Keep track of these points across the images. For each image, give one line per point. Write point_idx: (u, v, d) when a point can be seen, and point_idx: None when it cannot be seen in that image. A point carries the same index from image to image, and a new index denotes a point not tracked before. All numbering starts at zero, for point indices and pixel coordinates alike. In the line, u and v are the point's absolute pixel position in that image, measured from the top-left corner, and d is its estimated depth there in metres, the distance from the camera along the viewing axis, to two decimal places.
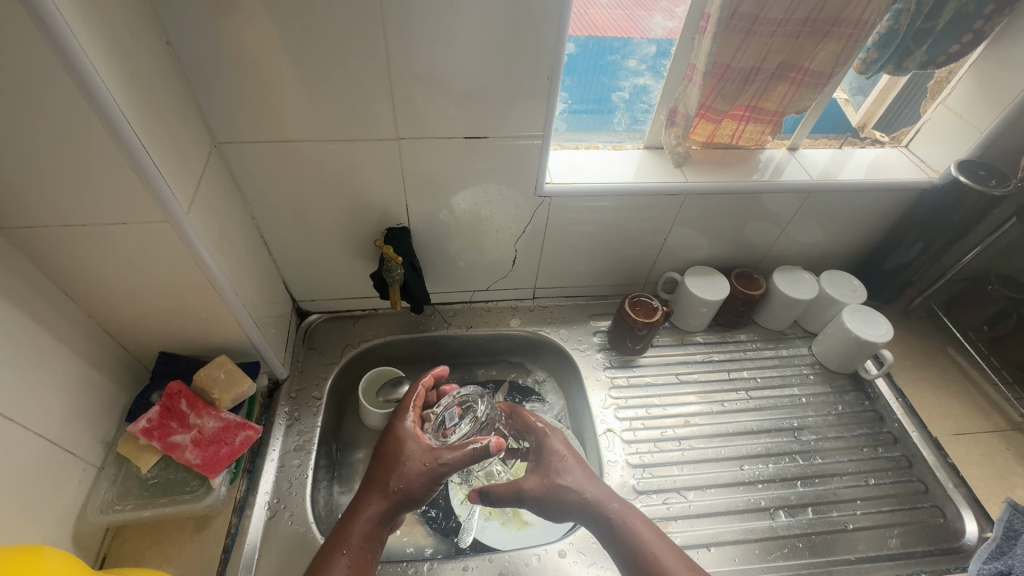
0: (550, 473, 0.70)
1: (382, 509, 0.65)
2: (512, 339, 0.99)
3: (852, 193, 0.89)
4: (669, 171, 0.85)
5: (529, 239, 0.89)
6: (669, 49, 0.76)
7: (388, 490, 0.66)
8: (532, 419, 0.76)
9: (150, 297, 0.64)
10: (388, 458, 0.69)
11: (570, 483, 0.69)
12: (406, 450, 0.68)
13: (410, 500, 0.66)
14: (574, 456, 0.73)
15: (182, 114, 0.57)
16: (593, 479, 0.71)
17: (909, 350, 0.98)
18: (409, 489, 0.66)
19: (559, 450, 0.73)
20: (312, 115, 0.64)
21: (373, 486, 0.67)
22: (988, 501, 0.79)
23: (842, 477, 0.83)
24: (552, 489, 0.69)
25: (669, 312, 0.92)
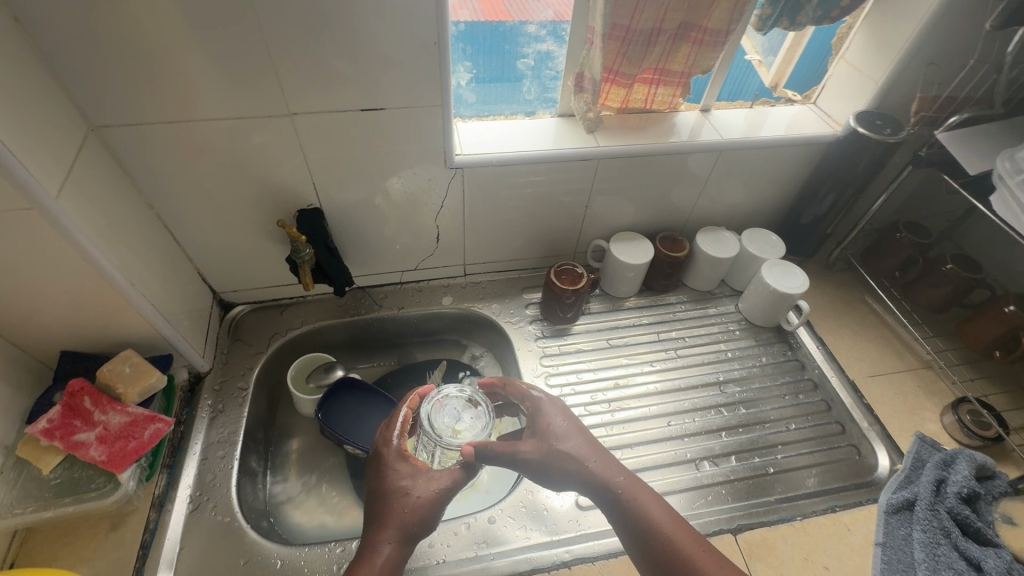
0: (548, 439, 0.67)
1: (397, 549, 0.60)
2: (446, 317, 0.99)
3: (764, 150, 0.91)
4: (582, 138, 0.85)
5: (450, 215, 0.88)
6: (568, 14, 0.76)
7: (401, 527, 0.61)
8: (525, 388, 0.72)
9: (34, 292, 0.62)
10: (392, 491, 0.63)
11: (571, 452, 0.66)
12: (408, 479, 0.64)
13: (424, 529, 0.62)
14: (576, 425, 0.69)
15: (42, 95, 0.55)
16: (600, 452, 0.67)
17: (830, 300, 1.01)
18: (422, 520, 0.62)
19: (563, 421, 0.69)
20: (194, 92, 0.62)
21: (383, 525, 0.61)
22: (898, 435, 0.83)
23: (763, 424, 0.86)
24: (552, 455, 0.66)
25: (594, 278, 0.93)
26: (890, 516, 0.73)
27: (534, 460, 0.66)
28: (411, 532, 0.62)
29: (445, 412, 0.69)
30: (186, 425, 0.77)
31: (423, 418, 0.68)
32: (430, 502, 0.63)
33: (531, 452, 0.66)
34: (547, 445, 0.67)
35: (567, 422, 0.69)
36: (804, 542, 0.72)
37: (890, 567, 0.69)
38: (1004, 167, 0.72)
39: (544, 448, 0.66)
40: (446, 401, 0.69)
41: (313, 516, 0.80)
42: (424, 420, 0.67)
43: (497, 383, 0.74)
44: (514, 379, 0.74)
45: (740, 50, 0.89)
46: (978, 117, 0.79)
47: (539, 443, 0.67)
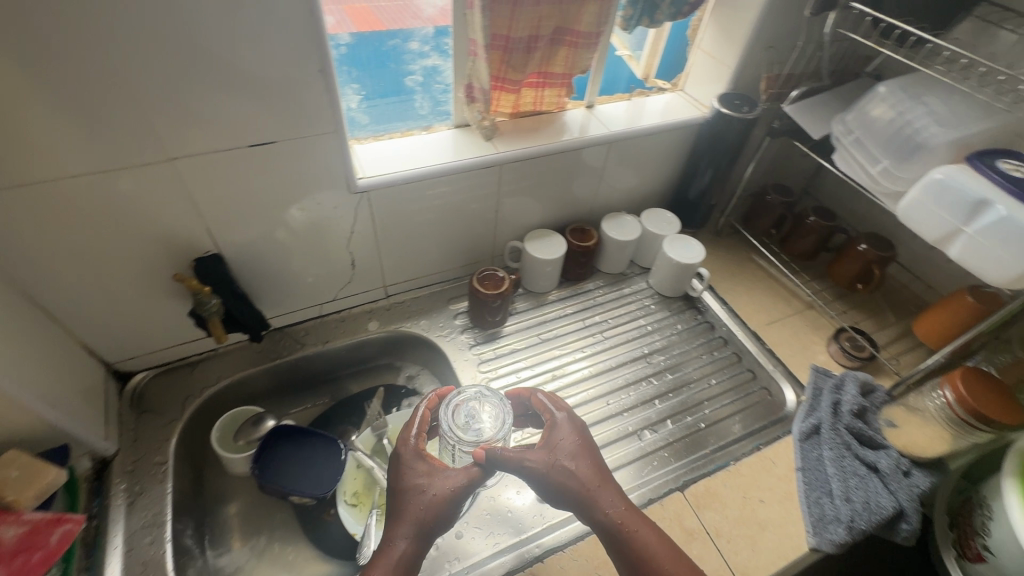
0: (556, 454, 0.66)
1: (412, 545, 0.61)
2: (374, 343, 0.97)
3: (647, 137, 0.99)
4: (480, 146, 0.87)
5: (361, 239, 0.86)
6: (447, 29, 0.78)
7: (420, 522, 0.62)
8: (552, 405, 0.72)
9: None
10: (409, 488, 0.64)
11: (577, 474, 0.65)
12: (424, 477, 0.65)
13: (439, 528, 0.63)
14: (587, 445, 0.69)
15: None
16: (606, 482, 0.66)
17: (725, 263, 1.12)
18: (439, 515, 0.63)
19: (577, 441, 0.68)
20: (47, 150, 0.55)
21: (400, 520, 0.62)
22: (798, 370, 0.95)
23: (688, 385, 0.94)
24: (558, 471, 0.65)
25: (516, 279, 0.95)
26: (804, 443, 0.84)
27: (541, 473, 0.65)
28: (427, 528, 0.62)
29: (461, 412, 0.71)
30: (100, 518, 0.69)
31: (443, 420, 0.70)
32: (447, 497, 0.64)
33: (536, 463, 0.65)
34: (554, 459, 0.66)
35: (581, 441, 0.68)
36: (739, 483, 0.80)
37: (812, 486, 0.79)
38: (839, 130, 0.85)
39: (552, 462, 0.66)
40: (463, 401, 0.72)
41: None
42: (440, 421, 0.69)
43: (523, 393, 0.76)
44: (541, 391, 0.75)
45: (611, 48, 0.97)
46: (812, 89, 0.92)
47: (547, 452, 0.66)
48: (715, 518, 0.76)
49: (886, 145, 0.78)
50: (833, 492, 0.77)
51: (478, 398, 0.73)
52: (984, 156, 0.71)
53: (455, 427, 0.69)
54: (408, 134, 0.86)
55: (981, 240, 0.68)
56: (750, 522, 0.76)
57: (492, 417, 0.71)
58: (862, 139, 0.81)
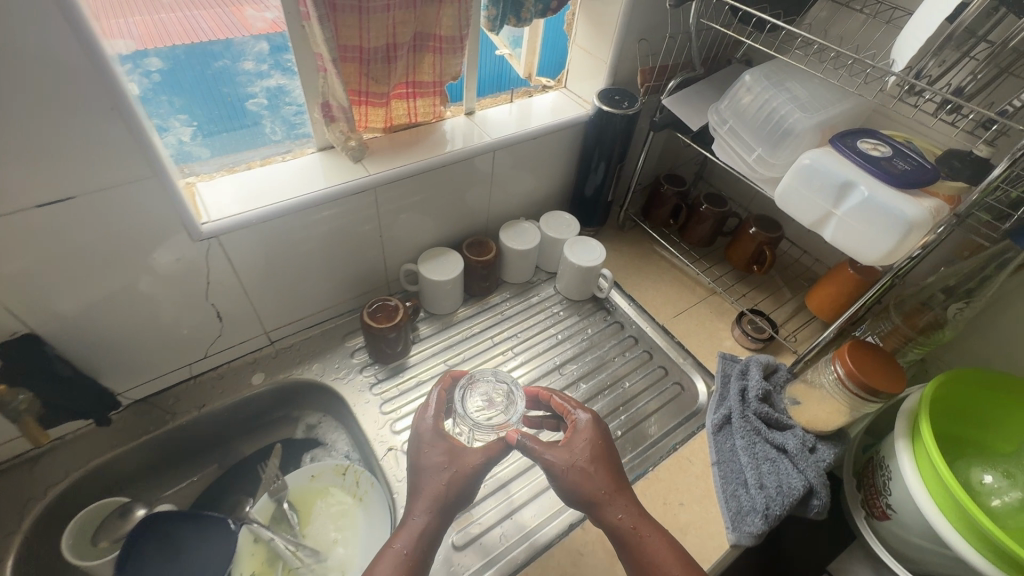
0: (573, 454, 0.69)
1: (432, 521, 0.65)
2: (262, 397, 0.86)
3: (531, 141, 0.95)
4: (348, 169, 0.79)
5: (224, 289, 0.76)
6: (284, 43, 0.69)
7: (444, 491, 0.67)
8: (578, 408, 0.75)
9: None
10: (430, 468, 0.69)
11: (593, 475, 0.68)
12: (445, 456, 0.69)
13: (459, 502, 0.68)
14: (607, 449, 0.71)
15: None
16: (621, 489, 0.68)
17: (631, 258, 1.11)
18: (461, 491, 0.68)
19: (599, 445, 0.70)
20: None
21: (422, 498, 0.67)
22: (707, 361, 0.96)
23: (602, 391, 0.91)
24: (575, 471, 0.68)
25: (412, 307, 0.88)
26: (717, 436, 0.84)
27: (559, 470, 0.68)
28: (443, 505, 0.67)
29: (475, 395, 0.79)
30: None
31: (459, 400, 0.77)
32: (469, 476, 0.69)
33: (556, 458, 0.68)
34: (572, 458, 0.69)
35: (602, 446, 0.70)
36: (659, 489, 0.79)
37: (728, 479, 0.79)
38: (715, 120, 0.84)
39: (570, 460, 0.68)
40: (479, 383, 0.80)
41: None
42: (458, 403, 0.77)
43: (546, 393, 0.79)
44: (560, 395, 0.77)
45: (486, 42, 0.89)
46: (687, 79, 0.91)
47: (564, 450, 0.69)
48: None
49: (760, 133, 0.78)
50: (747, 481, 0.78)
51: (490, 382, 0.80)
52: (846, 137, 0.72)
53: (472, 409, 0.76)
54: (261, 164, 0.76)
55: (849, 221, 0.70)
56: (673, 529, 0.75)
57: (504, 400, 0.79)
58: (735, 128, 0.81)
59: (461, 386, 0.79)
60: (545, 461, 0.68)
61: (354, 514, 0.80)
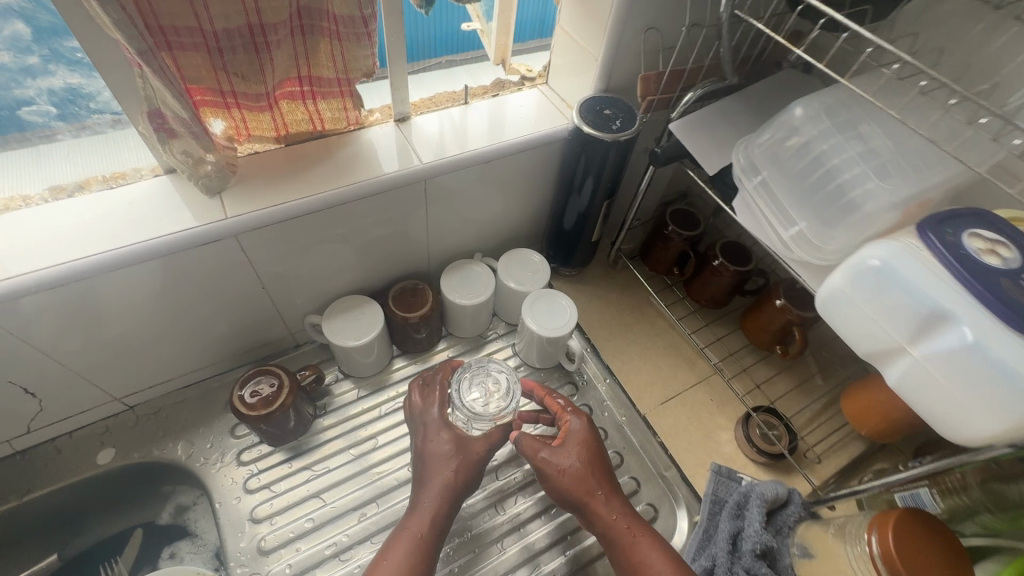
0: (569, 450, 0.65)
1: (441, 505, 0.62)
2: (114, 476, 0.68)
3: (483, 165, 0.69)
4: (194, 207, 0.56)
5: (26, 359, 0.56)
6: (56, 30, 0.49)
7: (452, 483, 0.64)
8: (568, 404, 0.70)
9: None
10: (436, 456, 0.65)
11: (588, 475, 0.63)
12: (451, 445, 0.65)
13: (467, 490, 0.65)
14: (601, 453, 0.66)
15: None
16: (614, 491, 0.63)
17: (617, 313, 0.87)
18: (469, 485, 0.65)
19: (594, 447, 0.66)
20: None
21: (428, 485, 0.63)
22: (695, 475, 0.72)
23: (551, 510, 0.71)
24: (570, 472, 0.63)
25: (296, 385, 0.66)
26: None
27: (551, 470, 0.63)
28: (455, 494, 0.64)
29: (472, 384, 0.70)
30: None
31: (456, 391, 0.68)
32: (473, 468, 0.65)
33: (553, 455, 0.64)
34: (568, 456, 0.64)
35: (598, 450, 0.66)
36: None
37: None
38: (740, 165, 0.56)
39: (568, 456, 0.64)
40: (474, 371, 0.71)
41: None
42: (454, 394, 0.68)
43: (542, 390, 0.72)
44: (558, 395, 0.72)
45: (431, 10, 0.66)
46: (710, 92, 0.62)
47: (561, 444, 0.65)
48: None
49: (802, 197, 0.52)
50: None
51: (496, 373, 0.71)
52: (943, 225, 0.44)
53: (471, 400, 0.68)
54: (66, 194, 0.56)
55: (928, 367, 0.44)
56: None
57: (502, 392, 0.69)
58: (770, 184, 0.54)
59: (457, 375, 0.70)
60: (540, 459, 0.64)
61: None
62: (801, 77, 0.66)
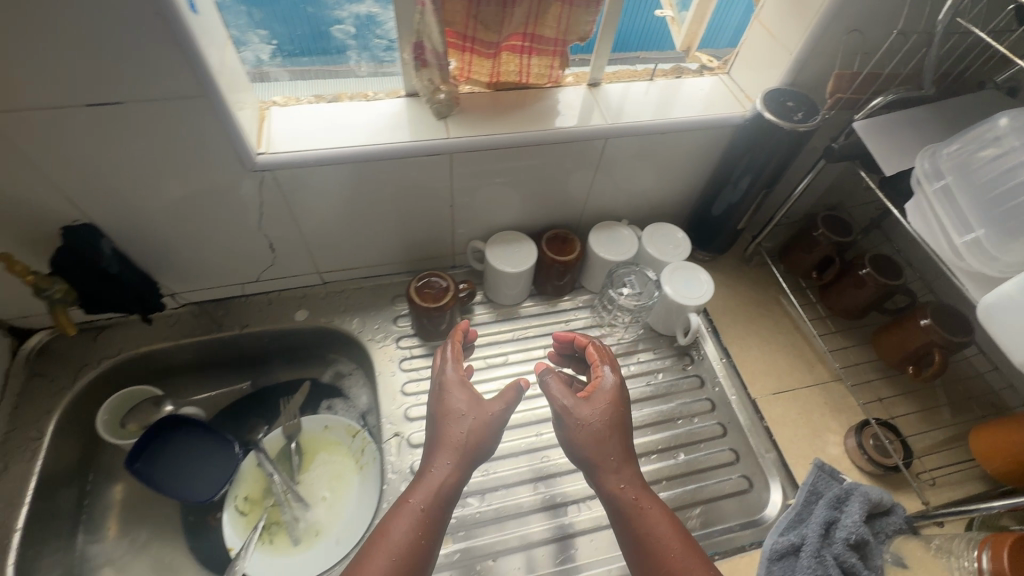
0: (594, 409, 0.62)
1: (451, 472, 0.58)
2: (301, 334, 0.85)
3: (662, 136, 0.76)
4: (425, 126, 0.68)
5: (275, 221, 0.71)
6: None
7: (460, 451, 0.59)
8: (610, 355, 0.68)
9: None
10: (450, 415, 0.61)
11: (607, 437, 0.61)
12: (465, 406, 0.61)
13: (476, 457, 0.60)
14: (627, 418, 0.63)
15: None
16: (630, 458, 0.61)
17: (741, 305, 0.90)
18: (482, 450, 0.61)
19: (617, 410, 0.63)
20: None
21: (433, 450, 0.60)
22: (795, 464, 0.75)
23: (650, 456, 0.77)
24: (589, 431, 0.61)
25: (463, 291, 0.78)
26: (773, 564, 0.65)
27: (569, 422, 0.62)
28: (467, 458, 0.60)
29: (624, 275, 0.83)
30: None
31: (612, 277, 0.83)
32: (486, 427, 0.61)
33: (573, 409, 0.62)
34: (589, 414, 0.62)
35: (623, 413, 0.63)
36: None
37: None
38: (924, 169, 0.59)
39: (590, 412, 0.62)
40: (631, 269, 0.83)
41: None
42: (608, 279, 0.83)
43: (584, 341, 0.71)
44: (599, 345, 0.70)
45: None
46: (903, 99, 0.65)
47: (587, 402, 0.62)
48: None
49: (985, 204, 0.53)
50: None
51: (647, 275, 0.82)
52: None
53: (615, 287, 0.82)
54: (311, 101, 0.68)
55: None
56: None
57: (639, 294, 0.82)
58: (953, 190, 0.56)
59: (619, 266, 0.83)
60: (560, 408, 0.62)
61: (351, 480, 0.80)
62: (1004, 99, 0.65)
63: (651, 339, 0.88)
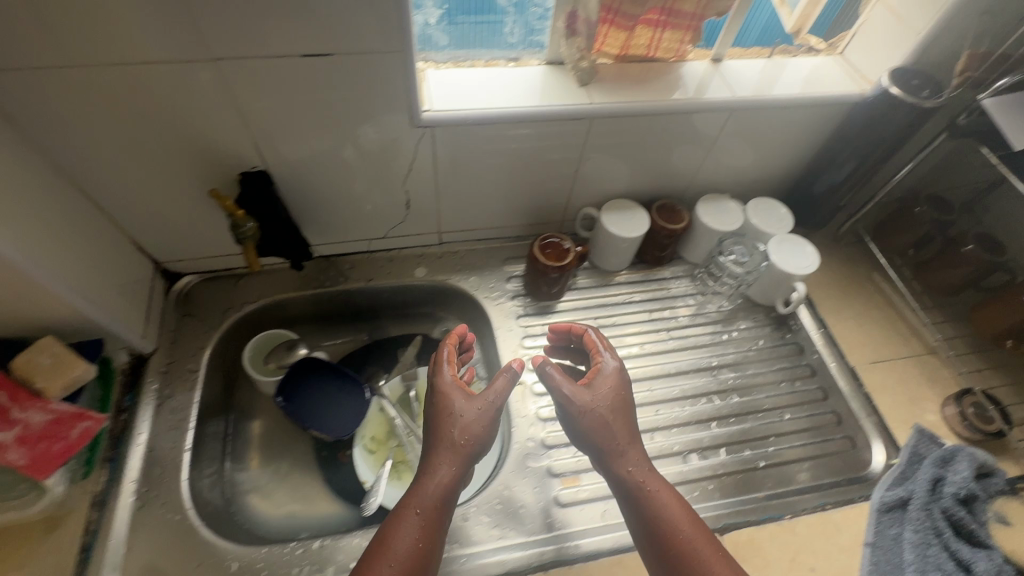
0: (594, 397, 0.65)
1: (453, 470, 0.61)
2: (419, 290, 0.90)
3: (784, 111, 0.79)
4: (569, 93, 0.73)
5: (420, 178, 0.76)
6: None
7: (461, 449, 0.61)
8: (605, 343, 0.70)
9: None
10: (453, 413, 0.63)
11: (609, 421, 0.64)
12: (461, 403, 0.63)
13: (473, 452, 0.62)
14: (628, 403, 0.66)
15: None
16: (634, 440, 0.64)
17: (835, 280, 0.94)
18: (478, 447, 0.63)
19: (616, 394, 0.66)
20: (102, 41, 0.51)
21: (434, 448, 0.62)
22: (897, 427, 0.79)
23: (758, 414, 0.81)
24: (593, 417, 0.64)
25: (583, 253, 0.83)
26: (882, 515, 0.70)
27: (572, 409, 0.64)
28: (467, 455, 0.62)
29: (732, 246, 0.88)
30: (129, 414, 0.71)
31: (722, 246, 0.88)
32: (482, 424, 0.63)
33: (574, 397, 0.64)
34: (591, 402, 0.64)
35: (623, 397, 0.66)
36: (791, 541, 0.69)
37: (880, 569, 0.66)
38: None
39: (589, 401, 0.64)
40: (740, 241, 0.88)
41: (279, 506, 0.76)
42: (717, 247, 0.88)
43: (578, 329, 0.74)
44: (595, 331, 0.72)
45: None
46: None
47: (586, 392, 0.65)
48: None
49: None
50: None
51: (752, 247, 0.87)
52: None
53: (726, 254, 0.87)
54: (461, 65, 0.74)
55: None
56: None
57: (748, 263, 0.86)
58: None
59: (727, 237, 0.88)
60: (563, 397, 0.64)
61: None
62: None
63: (750, 309, 0.92)
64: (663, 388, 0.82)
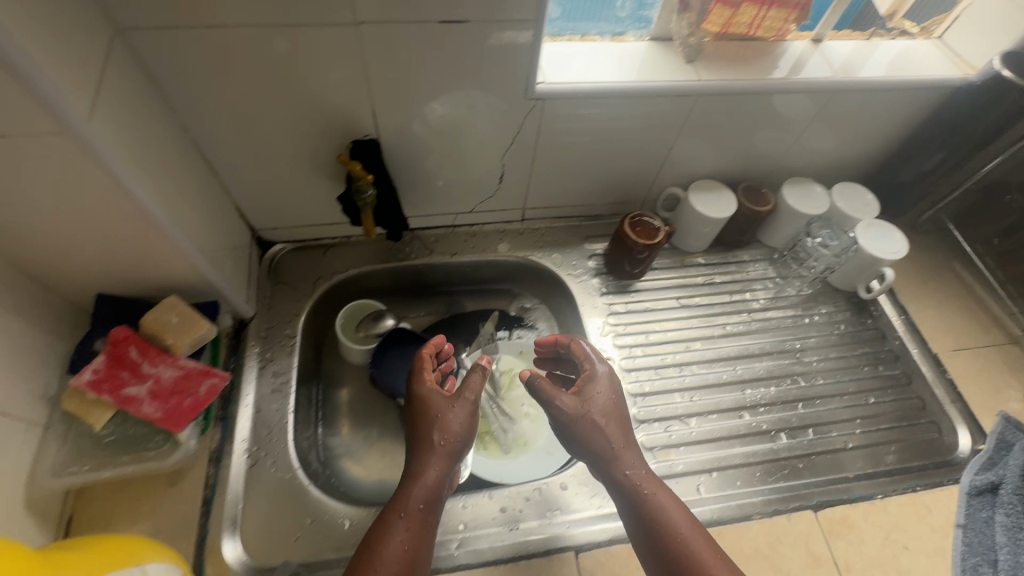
0: (587, 403, 0.65)
1: (441, 472, 0.60)
2: (501, 265, 0.91)
3: (885, 94, 0.79)
4: (676, 70, 0.73)
5: (519, 152, 0.77)
6: None
7: (446, 453, 0.60)
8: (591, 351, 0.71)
9: (90, 243, 0.56)
10: (442, 416, 0.62)
11: (601, 426, 0.64)
12: (445, 406, 0.63)
13: (455, 454, 0.61)
14: (620, 408, 0.66)
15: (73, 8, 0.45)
16: (631, 444, 0.64)
17: (914, 268, 0.94)
18: (461, 451, 0.62)
19: (607, 399, 0.66)
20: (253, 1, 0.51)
21: (419, 453, 0.60)
22: (982, 414, 0.79)
23: (842, 397, 0.82)
24: (585, 423, 0.64)
25: (672, 232, 0.83)
26: (972, 498, 0.70)
27: (565, 418, 0.64)
28: (453, 458, 0.61)
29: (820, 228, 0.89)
30: (236, 375, 0.73)
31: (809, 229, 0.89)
32: (466, 428, 0.63)
33: (566, 405, 0.64)
34: (582, 409, 0.64)
35: (615, 402, 0.66)
36: (883, 520, 0.70)
37: (973, 549, 0.66)
38: None
39: (580, 407, 0.64)
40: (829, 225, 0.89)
41: (371, 471, 0.78)
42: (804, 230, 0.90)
43: (561, 341, 0.74)
44: (580, 341, 0.73)
45: None
46: None
47: (579, 399, 0.65)
48: (849, 551, 0.66)
49: None
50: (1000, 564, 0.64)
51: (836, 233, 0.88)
52: None
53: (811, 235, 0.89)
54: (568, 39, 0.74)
55: None
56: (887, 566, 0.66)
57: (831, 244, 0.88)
58: None
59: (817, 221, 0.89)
60: (557, 405, 0.64)
61: None
62: None
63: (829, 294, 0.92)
64: (747, 366, 0.83)
